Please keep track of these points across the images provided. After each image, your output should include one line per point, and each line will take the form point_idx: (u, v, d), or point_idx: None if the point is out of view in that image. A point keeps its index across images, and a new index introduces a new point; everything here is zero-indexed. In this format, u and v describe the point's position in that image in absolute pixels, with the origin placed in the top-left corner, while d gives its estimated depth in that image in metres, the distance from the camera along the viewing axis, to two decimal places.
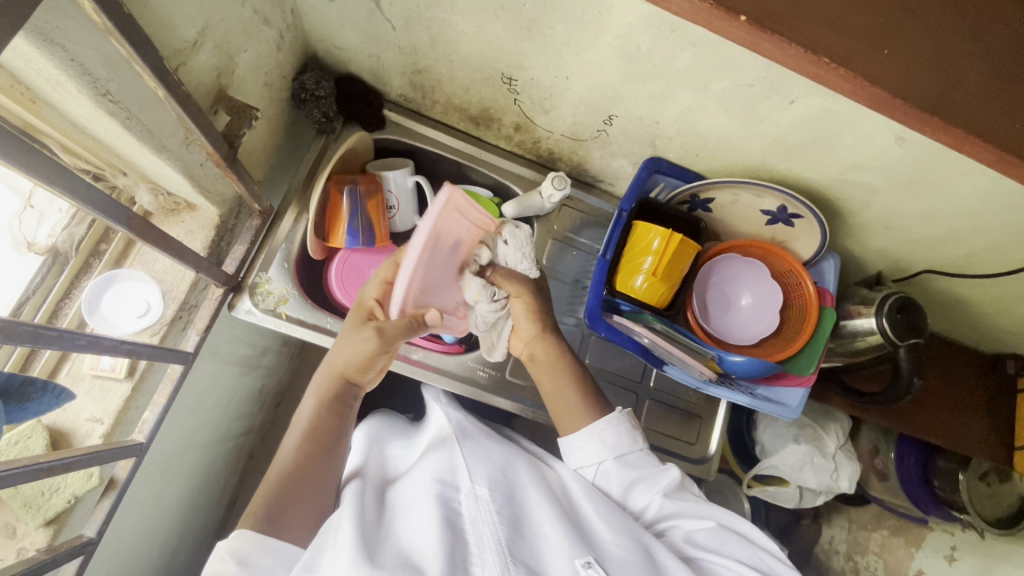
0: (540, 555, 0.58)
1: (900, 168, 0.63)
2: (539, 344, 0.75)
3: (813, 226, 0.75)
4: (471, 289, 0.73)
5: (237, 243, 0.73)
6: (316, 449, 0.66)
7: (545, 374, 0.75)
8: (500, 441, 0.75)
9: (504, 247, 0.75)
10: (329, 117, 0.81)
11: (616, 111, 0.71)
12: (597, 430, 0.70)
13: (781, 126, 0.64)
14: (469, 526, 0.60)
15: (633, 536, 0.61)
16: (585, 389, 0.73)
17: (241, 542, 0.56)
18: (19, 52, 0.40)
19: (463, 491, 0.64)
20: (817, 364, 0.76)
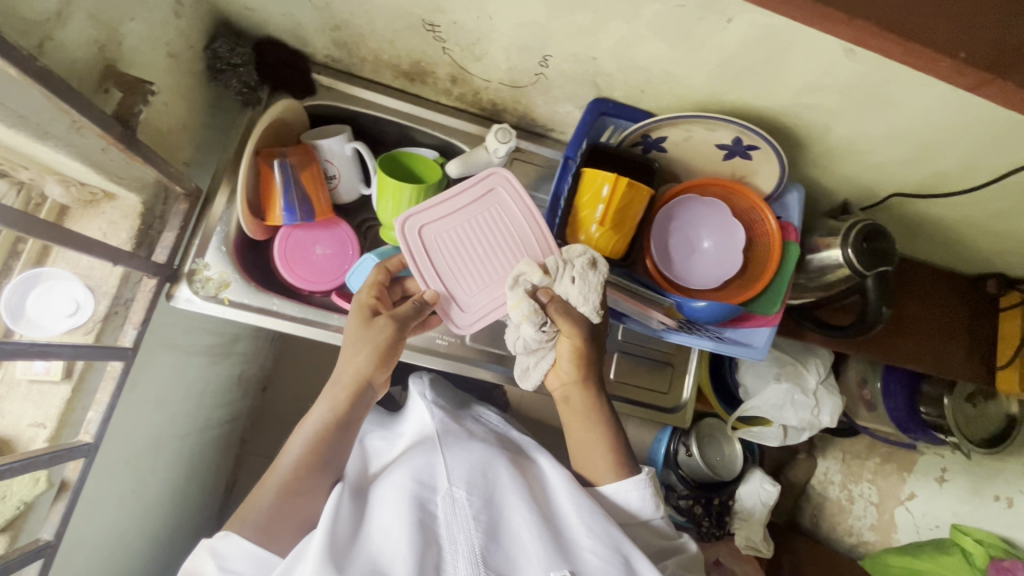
0: (515, 564, 0.59)
1: (854, 85, 0.58)
2: (576, 390, 0.72)
3: (771, 157, 0.71)
4: (518, 310, 0.66)
5: (167, 229, 0.70)
6: (313, 465, 0.65)
7: (576, 420, 0.72)
8: (487, 443, 0.76)
9: (569, 285, 0.68)
10: (250, 86, 0.76)
11: (550, 51, 0.65)
12: (622, 490, 0.67)
13: (723, 51, 0.58)
14: (444, 529, 0.61)
15: (614, 545, 0.60)
16: (613, 446, 0.70)
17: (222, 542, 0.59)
18: None
19: (439, 492, 0.65)
20: (782, 303, 0.74)
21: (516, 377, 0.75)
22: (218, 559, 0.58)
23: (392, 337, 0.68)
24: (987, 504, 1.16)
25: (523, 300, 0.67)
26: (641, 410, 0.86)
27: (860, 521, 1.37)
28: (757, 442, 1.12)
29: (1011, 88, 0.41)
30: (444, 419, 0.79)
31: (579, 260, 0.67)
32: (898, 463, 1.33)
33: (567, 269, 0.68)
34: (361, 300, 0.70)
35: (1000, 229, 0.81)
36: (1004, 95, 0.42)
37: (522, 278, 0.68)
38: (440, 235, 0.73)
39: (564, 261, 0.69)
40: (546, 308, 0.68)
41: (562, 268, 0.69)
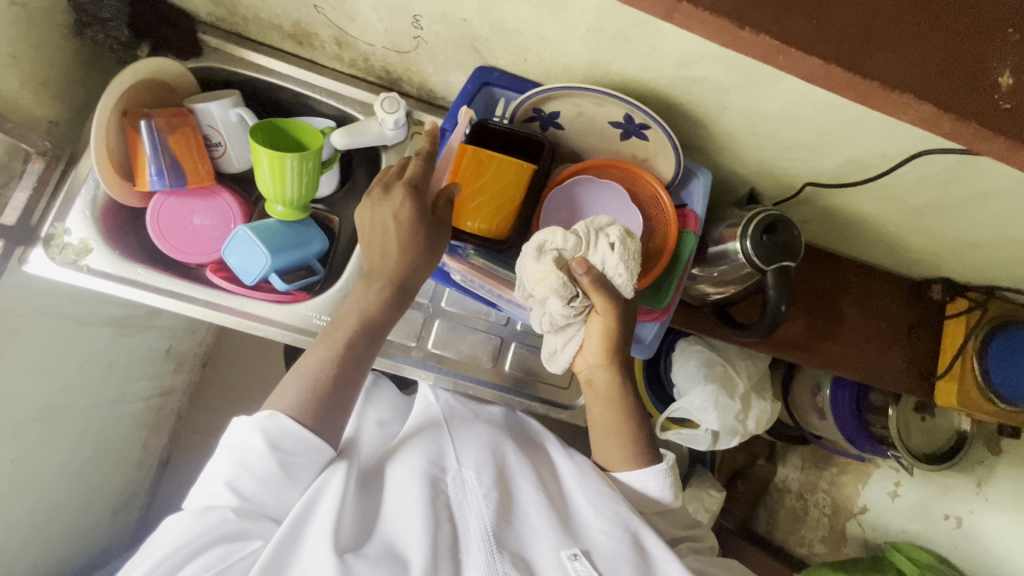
0: (525, 542, 0.62)
1: (732, 56, 0.52)
2: (602, 371, 0.71)
3: (664, 137, 0.65)
4: (545, 285, 0.61)
5: (18, 189, 0.67)
6: (362, 350, 0.67)
7: (598, 401, 0.74)
8: (491, 422, 0.78)
9: (608, 252, 0.61)
10: (123, 43, 0.72)
11: (418, 10, 0.60)
12: (642, 481, 0.72)
13: (587, 13, 0.53)
14: (457, 508, 0.63)
15: (622, 523, 0.64)
16: (634, 436, 0.73)
17: (271, 423, 0.60)
18: None
19: (450, 472, 0.67)
20: (672, 295, 0.68)
21: (544, 357, 0.72)
22: (266, 436, 0.59)
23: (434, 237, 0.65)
24: (935, 522, 1.10)
25: (553, 273, 0.60)
26: (536, 404, 0.84)
27: (813, 532, 1.31)
28: (687, 444, 1.06)
29: (703, 16, 0.32)
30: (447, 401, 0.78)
31: (613, 230, 0.61)
32: (853, 474, 1.26)
33: (600, 238, 0.61)
34: (421, 200, 0.65)
35: (933, 228, 0.74)
36: (705, 26, 0.33)
37: (552, 245, 0.61)
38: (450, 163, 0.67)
39: (599, 229, 0.62)
40: (579, 281, 0.62)
41: (594, 236, 0.62)
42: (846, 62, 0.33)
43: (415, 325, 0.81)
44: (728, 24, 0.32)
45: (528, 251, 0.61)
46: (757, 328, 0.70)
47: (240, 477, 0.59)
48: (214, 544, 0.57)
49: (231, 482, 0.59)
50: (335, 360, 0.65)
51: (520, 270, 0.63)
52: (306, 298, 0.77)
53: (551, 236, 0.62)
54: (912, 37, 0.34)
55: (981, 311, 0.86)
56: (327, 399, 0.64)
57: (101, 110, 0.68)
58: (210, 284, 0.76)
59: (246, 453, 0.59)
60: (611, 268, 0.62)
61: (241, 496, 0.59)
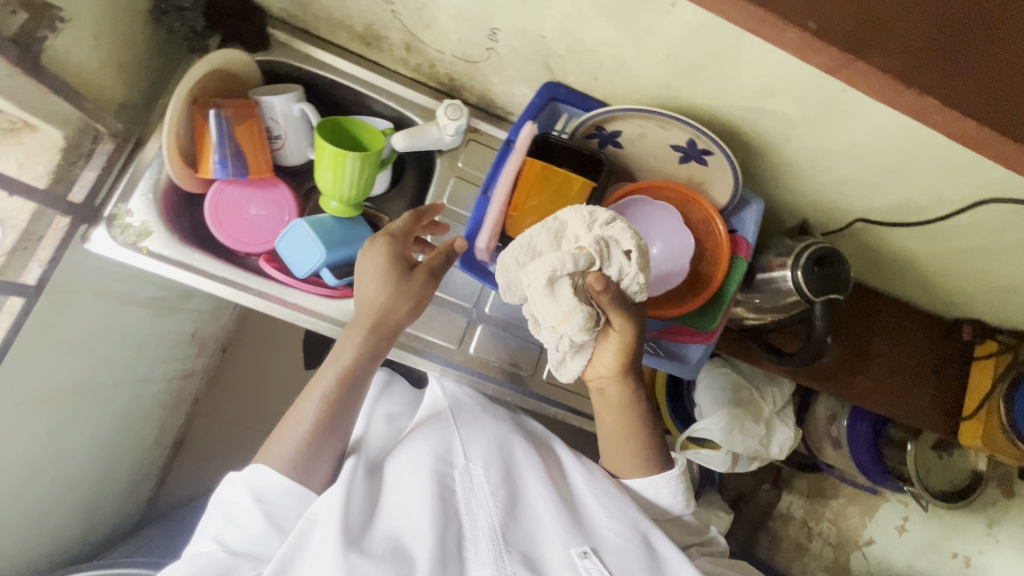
0: (534, 541, 0.61)
1: (809, 92, 0.53)
2: (614, 383, 0.72)
3: (725, 164, 0.66)
4: (572, 319, 0.57)
5: (88, 168, 0.68)
6: (346, 399, 0.68)
7: (613, 408, 0.73)
8: (500, 417, 0.76)
9: (624, 261, 0.57)
10: (197, 32, 0.73)
11: (497, 24, 0.62)
12: (653, 485, 0.72)
13: (669, 40, 0.54)
14: (462, 504, 0.62)
15: (631, 523, 0.63)
16: (649, 442, 0.74)
17: (257, 476, 0.63)
18: None
19: (457, 467, 0.66)
20: (722, 319, 0.69)
21: (551, 367, 0.68)
22: (254, 489, 0.62)
23: (426, 290, 0.70)
24: (942, 560, 1.11)
25: (578, 307, 0.56)
26: (572, 416, 0.84)
27: (815, 561, 1.31)
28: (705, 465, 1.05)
29: (874, 75, 0.34)
30: (454, 393, 0.76)
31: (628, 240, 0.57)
32: (861, 505, 1.26)
33: (613, 251, 0.57)
34: (398, 247, 0.69)
35: (975, 272, 0.75)
36: (870, 84, 0.34)
37: (562, 274, 0.56)
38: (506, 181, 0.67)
39: (609, 239, 0.57)
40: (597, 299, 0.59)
41: (606, 251, 0.57)
42: (965, 108, 0.34)
43: (458, 328, 0.82)
44: (897, 84, 0.34)
45: (544, 288, 0.55)
46: (798, 356, 0.71)
47: (227, 530, 0.61)
48: None
49: (217, 536, 0.60)
50: (319, 413, 0.67)
51: (537, 308, 0.57)
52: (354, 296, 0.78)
53: (561, 263, 0.55)
54: (1018, 103, 0.35)
55: (1011, 354, 0.87)
56: (314, 451, 0.66)
57: (177, 99, 0.69)
58: (260, 274, 0.77)
59: (233, 504, 0.62)
60: (627, 276, 0.58)
61: (232, 543, 0.60)
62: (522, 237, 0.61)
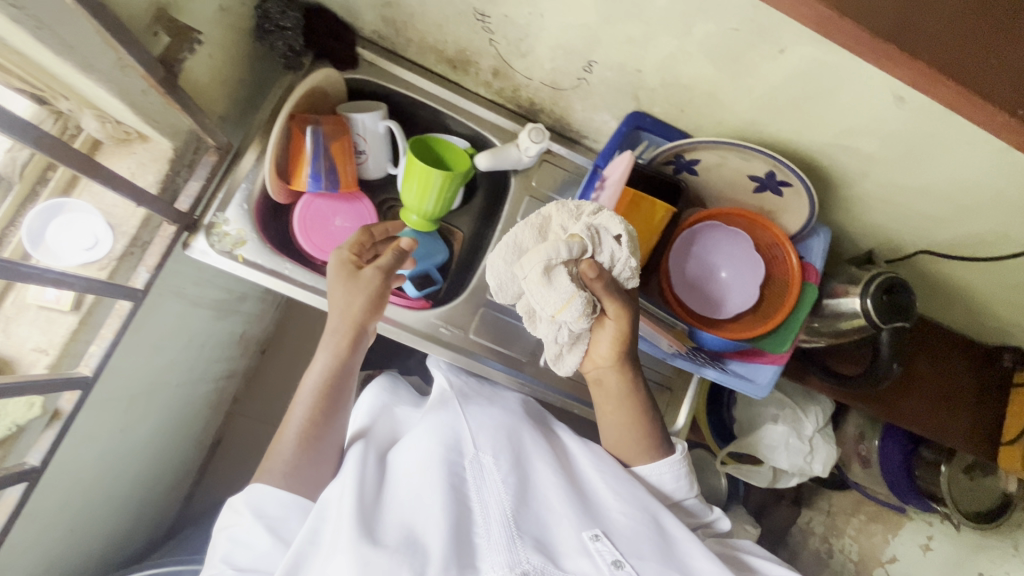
0: (546, 526, 0.63)
1: (899, 134, 0.57)
2: (614, 373, 0.71)
3: (801, 195, 0.70)
4: (571, 306, 0.59)
5: (193, 179, 0.71)
6: (330, 404, 0.70)
7: (611, 402, 0.73)
8: (507, 406, 0.78)
9: (617, 246, 0.61)
10: (295, 51, 0.76)
11: (595, 57, 0.65)
12: (656, 471, 0.72)
13: (770, 81, 0.57)
14: (473, 491, 0.63)
15: (641, 506, 0.66)
16: (650, 431, 0.73)
17: (257, 495, 0.63)
18: None
19: (467, 457, 0.67)
20: (792, 341, 0.72)
21: (549, 362, 0.70)
22: (254, 508, 0.62)
23: (384, 288, 0.70)
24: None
25: (575, 293, 0.59)
26: None
27: None
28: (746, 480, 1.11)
29: None
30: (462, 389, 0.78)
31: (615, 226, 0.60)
32: (884, 523, 1.28)
33: (603, 237, 0.61)
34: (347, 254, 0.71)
35: None
36: None
37: (556, 263, 0.59)
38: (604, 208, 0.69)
39: (597, 227, 0.61)
40: (591, 288, 0.61)
41: (597, 239, 0.61)
42: None
43: (528, 344, 0.82)
44: None
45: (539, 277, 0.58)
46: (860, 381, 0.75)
47: (234, 551, 0.60)
48: None
49: (225, 557, 0.60)
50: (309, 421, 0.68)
51: (535, 298, 0.60)
52: (430, 307, 0.81)
53: (556, 251, 0.58)
54: None
55: None
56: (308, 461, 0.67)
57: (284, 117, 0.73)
58: None
59: (236, 524, 0.62)
60: (618, 262, 0.62)
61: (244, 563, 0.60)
62: (506, 236, 0.64)
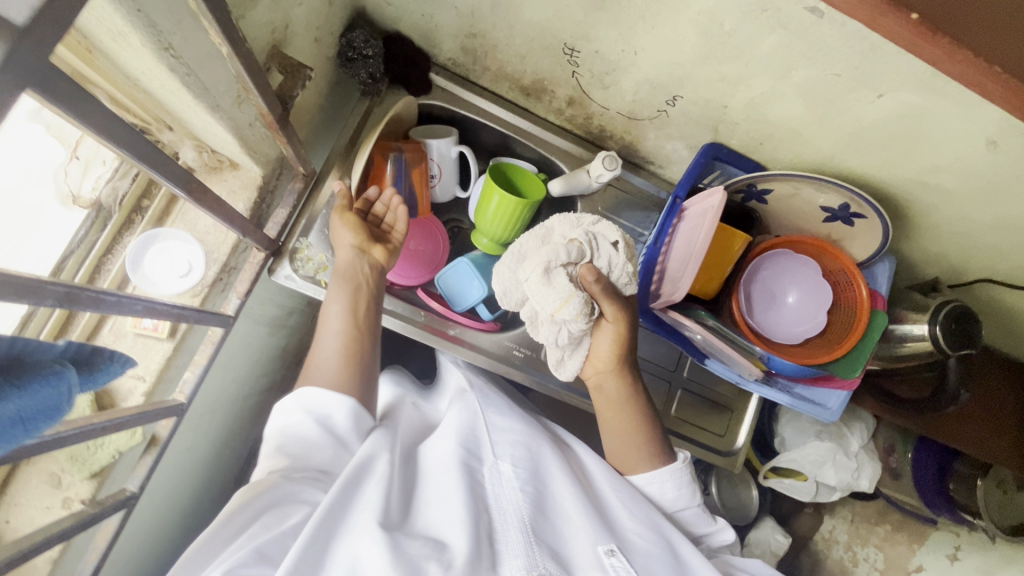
0: (562, 538, 0.62)
1: (984, 173, 0.59)
2: (613, 378, 0.72)
3: (875, 226, 0.72)
4: (569, 306, 0.61)
5: (279, 206, 0.71)
6: (356, 336, 0.67)
7: (610, 407, 0.73)
8: (527, 420, 0.78)
9: (613, 252, 0.65)
10: (375, 78, 0.76)
11: (682, 92, 0.67)
12: (658, 480, 0.70)
13: (861, 121, 0.60)
14: (492, 498, 0.64)
15: (654, 527, 0.65)
16: (651, 436, 0.72)
17: (314, 397, 0.60)
18: (115, 33, 0.38)
19: (486, 463, 0.68)
20: (863, 367, 0.75)
21: (550, 366, 0.72)
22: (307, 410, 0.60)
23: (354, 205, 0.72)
24: None
25: (573, 293, 0.61)
26: (697, 450, 0.87)
27: None
28: (788, 493, 1.14)
29: None
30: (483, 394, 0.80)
31: (614, 233, 0.65)
32: (909, 533, 1.27)
33: (602, 243, 0.65)
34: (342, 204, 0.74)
35: None
36: None
37: (556, 264, 0.62)
38: (693, 236, 0.68)
39: (596, 235, 0.65)
40: (590, 290, 0.64)
41: (595, 245, 0.65)
42: None
43: None
44: None
45: (539, 277, 0.61)
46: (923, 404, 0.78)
47: (289, 442, 0.60)
48: (269, 507, 0.54)
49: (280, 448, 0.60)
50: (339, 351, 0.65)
51: (534, 298, 0.62)
52: (500, 329, 0.83)
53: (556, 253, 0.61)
54: None
55: None
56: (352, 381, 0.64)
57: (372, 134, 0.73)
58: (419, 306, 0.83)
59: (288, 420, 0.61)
60: (616, 268, 0.65)
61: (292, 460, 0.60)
62: (511, 244, 0.66)
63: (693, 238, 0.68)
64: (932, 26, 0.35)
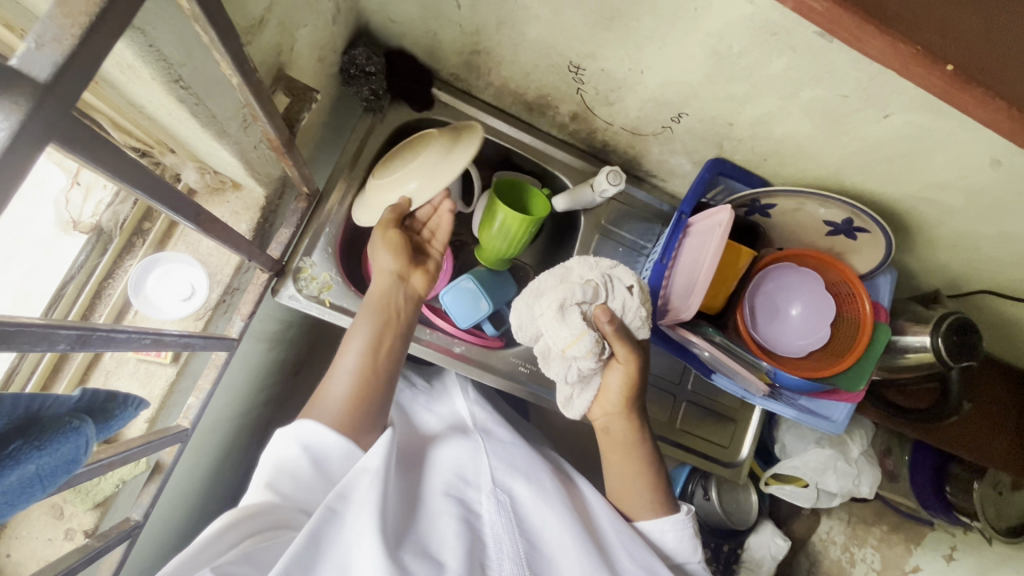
0: (557, 571, 0.60)
1: (988, 191, 0.60)
2: (620, 421, 0.71)
3: (877, 240, 0.73)
4: (578, 345, 0.62)
5: (283, 226, 0.70)
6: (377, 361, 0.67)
7: (616, 451, 0.72)
8: (531, 452, 0.77)
9: (627, 296, 0.65)
10: (377, 95, 0.76)
11: (687, 110, 0.67)
12: (659, 526, 0.68)
13: (867, 140, 0.60)
14: (487, 528, 0.63)
15: (652, 570, 0.63)
16: (656, 485, 0.71)
17: (310, 431, 0.61)
18: (126, 68, 0.38)
19: (483, 491, 0.67)
20: (868, 379, 0.75)
21: (559, 403, 0.71)
22: (303, 445, 0.60)
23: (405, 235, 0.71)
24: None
25: (584, 334, 0.62)
26: (700, 460, 0.88)
27: None
28: (789, 500, 1.14)
29: None
30: (485, 424, 0.79)
31: (627, 276, 0.65)
32: (906, 534, 1.26)
33: (617, 286, 0.65)
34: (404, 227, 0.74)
35: None
36: None
37: (571, 303, 0.63)
38: (701, 261, 0.67)
39: (612, 277, 0.66)
40: (602, 330, 0.64)
41: (610, 286, 0.65)
42: None
43: None
44: None
45: (553, 315, 0.62)
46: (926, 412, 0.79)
47: (280, 478, 0.59)
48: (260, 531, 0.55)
49: (270, 483, 0.59)
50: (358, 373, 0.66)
51: (546, 333, 0.64)
52: (505, 345, 0.83)
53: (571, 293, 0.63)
54: None
55: None
56: (360, 412, 0.64)
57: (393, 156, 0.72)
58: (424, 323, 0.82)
59: (284, 456, 0.60)
60: (629, 311, 0.65)
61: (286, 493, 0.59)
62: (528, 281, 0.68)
63: (702, 263, 0.67)
64: (968, 77, 0.35)
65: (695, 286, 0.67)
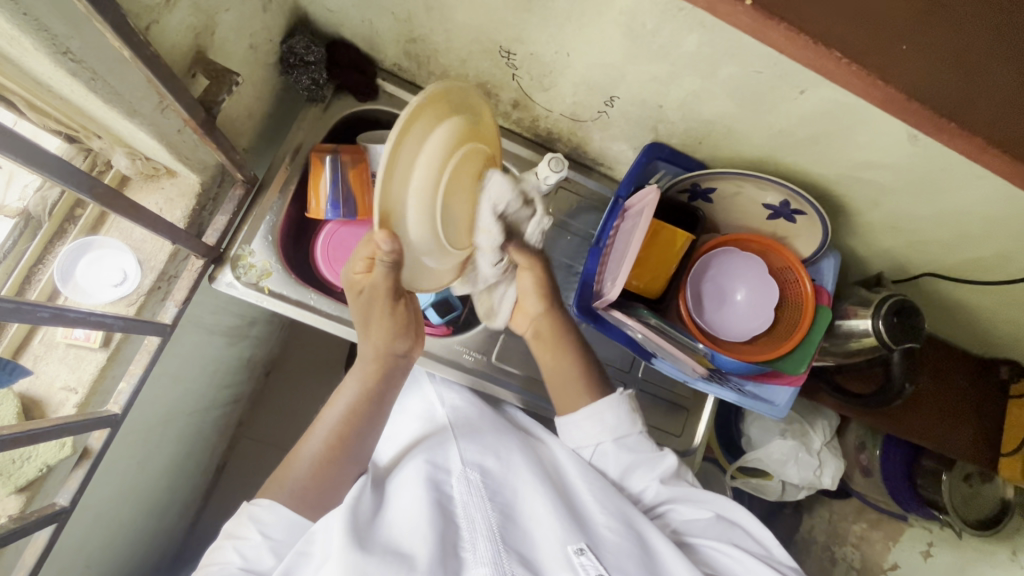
0: (533, 543, 0.61)
1: (911, 168, 0.60)
2: (545, 320, 0.76)
3: (815, 223, 0.73)
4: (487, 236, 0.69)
5: (220, 213, 0.71)
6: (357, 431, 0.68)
7: (546, 350, 0.75)
8: (501, 423, 0.78)
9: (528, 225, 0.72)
10: (318, 85, 0.76)
11: (618, 93, 0.67)
12: (598, 413, 0.73)
13: (789, 117, 0.60)
14: (459, 508, 0.63)
15: (626, 521, 0.65)
16: (587, 372, 0.75)
17: (265, 512, 0.61)
18: (6, 37, 0.39)
19: (454, 473, 0.67)
20: (809, 363, 0.75)
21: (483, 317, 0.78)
22: (258, 525, 0.60)
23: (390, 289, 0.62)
24: None
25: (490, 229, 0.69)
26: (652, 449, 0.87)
27: None
28: (755, 493, 1.14)
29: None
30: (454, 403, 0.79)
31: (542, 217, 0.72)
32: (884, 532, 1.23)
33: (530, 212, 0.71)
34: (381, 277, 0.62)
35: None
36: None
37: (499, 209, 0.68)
38: (631, 241, 0.68)
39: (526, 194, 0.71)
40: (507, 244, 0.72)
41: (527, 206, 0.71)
42: None
43: None
44: None
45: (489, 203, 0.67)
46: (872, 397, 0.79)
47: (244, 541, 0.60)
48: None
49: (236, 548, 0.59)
50: (330, 443, 0.67)
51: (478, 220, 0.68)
52: (451, 333, 0.82)
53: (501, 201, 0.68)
54: None
55: None
56: (330, 485, 0.66)
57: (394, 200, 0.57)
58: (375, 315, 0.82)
59: (242, 538, 0.60)
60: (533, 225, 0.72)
61: (246, 554, 0.59)
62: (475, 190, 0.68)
63: (631, 242, 0.67)
64: (769, 11, 0.33)
65: (621, 266, 0.68)
